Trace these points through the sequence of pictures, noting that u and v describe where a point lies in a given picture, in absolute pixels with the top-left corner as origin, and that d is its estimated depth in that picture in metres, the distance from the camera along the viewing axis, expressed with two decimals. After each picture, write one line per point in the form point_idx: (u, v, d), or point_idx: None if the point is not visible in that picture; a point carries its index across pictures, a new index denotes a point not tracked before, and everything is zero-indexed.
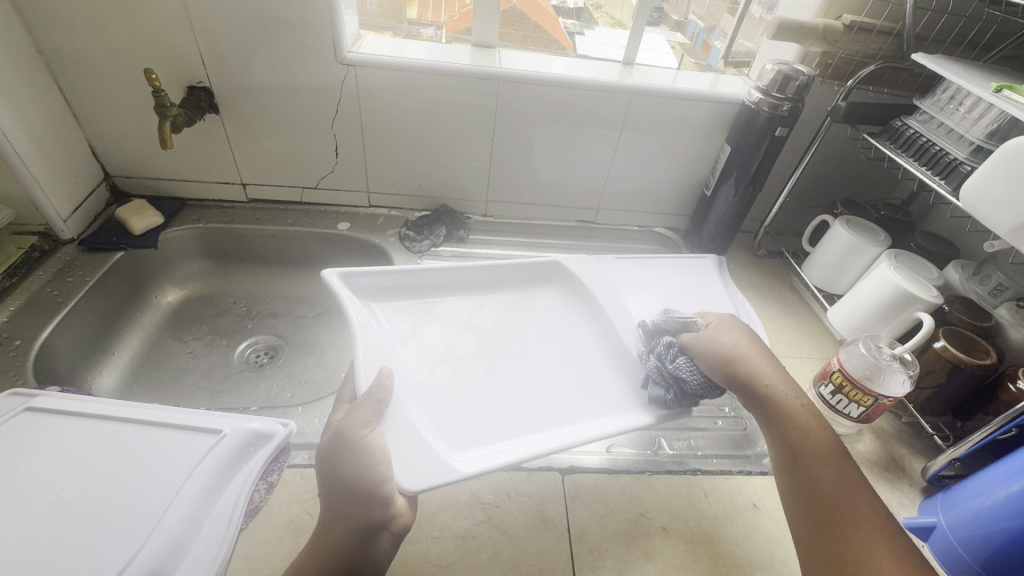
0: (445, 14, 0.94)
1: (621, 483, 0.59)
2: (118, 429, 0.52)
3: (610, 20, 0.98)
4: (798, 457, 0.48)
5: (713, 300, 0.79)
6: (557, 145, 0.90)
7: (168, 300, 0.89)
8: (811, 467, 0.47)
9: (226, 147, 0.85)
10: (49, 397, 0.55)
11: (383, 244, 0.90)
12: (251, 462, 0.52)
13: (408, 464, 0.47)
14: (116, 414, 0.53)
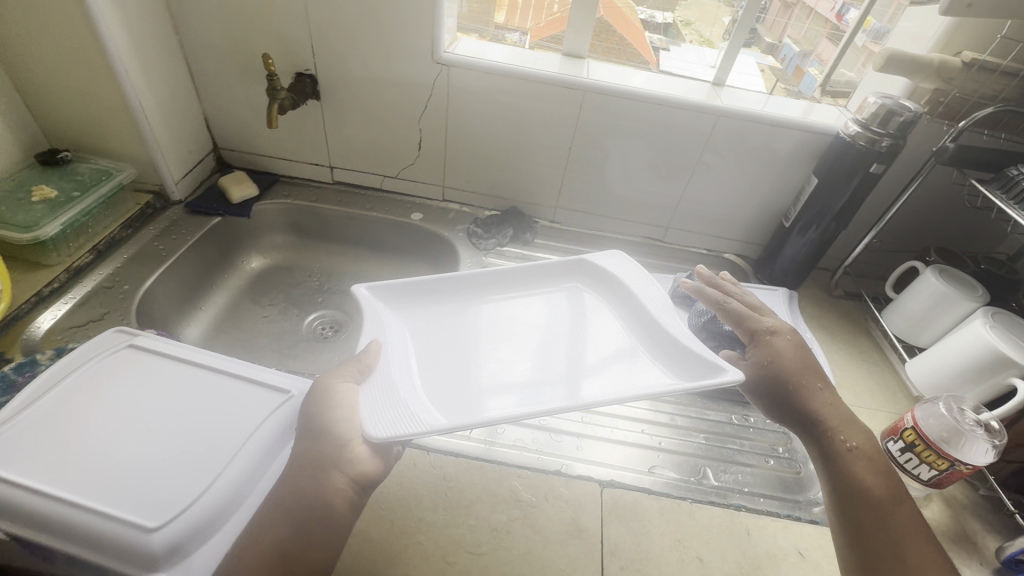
0: (530, 18, 0.91)
1: (659, 505, 0.58)
2: (201, 375, 0.57)
3: (698, 37, 0.93)
4: (846, 466, 0.53)
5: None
6: (635, 159, 0.89)
7: (252, 266, 0.96)
8: (858, 473, 0.52)
9: (321, 131, 0.92)
10: (147, 335, 0.61)
11: (452, 238, 0.93)
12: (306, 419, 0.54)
13: (375, 412, 0.48)
14: (201, 360, 0.59)
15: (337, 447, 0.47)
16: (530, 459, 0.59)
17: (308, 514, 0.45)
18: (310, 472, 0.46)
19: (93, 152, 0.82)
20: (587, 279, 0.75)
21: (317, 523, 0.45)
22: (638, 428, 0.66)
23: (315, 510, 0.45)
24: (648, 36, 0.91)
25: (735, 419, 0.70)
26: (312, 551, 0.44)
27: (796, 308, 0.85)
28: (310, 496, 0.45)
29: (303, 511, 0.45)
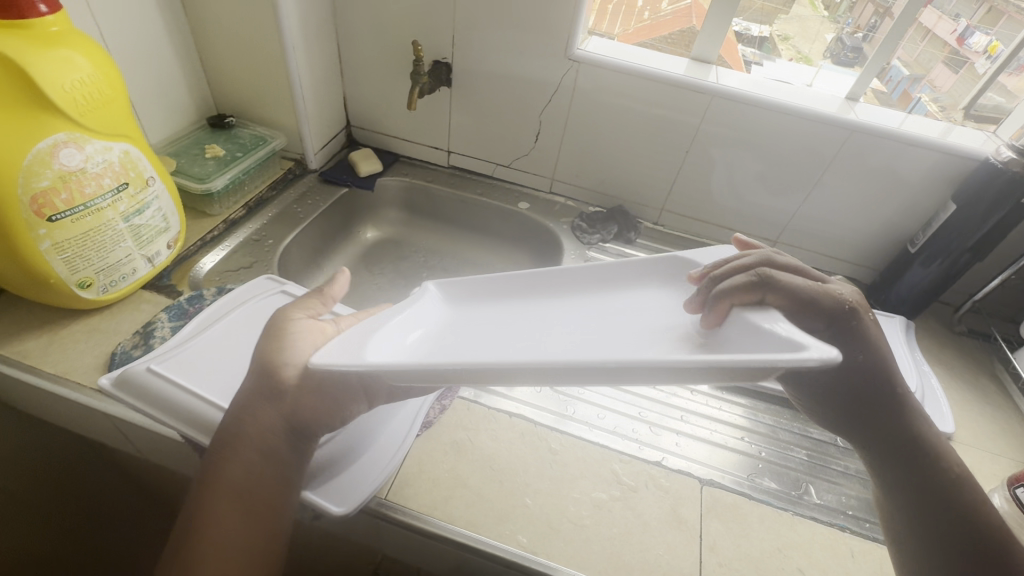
0: (619, 25, 0.91)
1: (759, 511, 0.58)
2: None
3: (795, 53, 0.90)
4: (926, 469, 0.48)
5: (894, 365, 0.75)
6: (752, 167, 0.88)
7: (367, 236, 1.04)
8: (938, 471, 0.48)
9: (446, 116, 0.97)
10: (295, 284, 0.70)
11: (556, 229, 0.96)
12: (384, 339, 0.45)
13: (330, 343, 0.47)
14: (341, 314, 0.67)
15: (272, 386, 0.48)
16: (630, 446, 0.61)
17: (255, 457, 0.45)
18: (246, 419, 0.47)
19: (252, 120, 0.92)
20: None
21: (268, 463, 0.46)
22: (736, 435, 0.67)
23: (264, 454, 0.46)
24: (741, 49, 0.89)
25: (840, 442, 0.68)
26: (267, 488, 0.45)
27: (913, 339, 0.81)
28: (256, 440, 0.46)
29: (249, 456, 0.45)
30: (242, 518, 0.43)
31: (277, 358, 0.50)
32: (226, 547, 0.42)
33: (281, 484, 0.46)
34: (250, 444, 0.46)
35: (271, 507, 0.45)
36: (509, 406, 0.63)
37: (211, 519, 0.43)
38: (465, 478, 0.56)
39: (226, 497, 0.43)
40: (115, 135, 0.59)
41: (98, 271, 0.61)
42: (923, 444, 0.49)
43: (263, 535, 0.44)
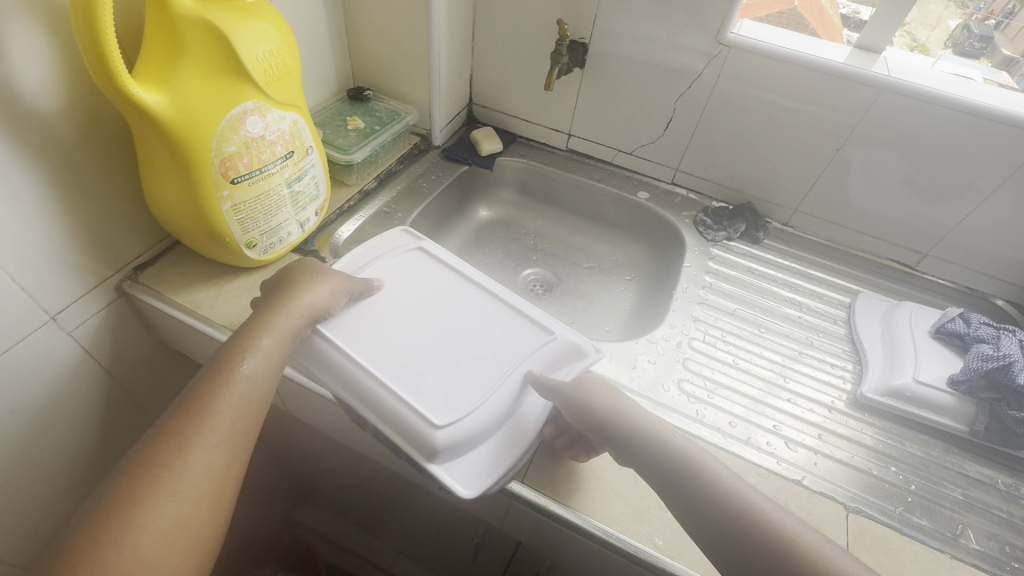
0: None
1: (911, 548, 0.54)
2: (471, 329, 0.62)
3: (908, 41, 0.81)
4: (678, 467, 0.47)
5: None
6: (911, 170, 0.80)
7: (480, 215, 1.05)
8: (688, 469, 0.46)
9: (573, 98, 0.95)
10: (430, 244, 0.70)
11: (678, 223, 0.93)
12: (444, 251, 0.70)
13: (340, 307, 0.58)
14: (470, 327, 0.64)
15: (269, 331, 0.50)
16: (769, 463, 0.59)
17: (240, 382, 0.46)
18: (244, 347, 0.48)
19: (386, 93, 0.94)
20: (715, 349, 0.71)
21: (237, 400, 0.45)
22: (881, 463, 0.62)
23: (232, 386, 0.45)
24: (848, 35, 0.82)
25: (1001, 485, 0.62)
26: (241, 414, 0.45)
27: None
28: (242, 369, 0.46)
29: (230, 381, 0.45)
30: (207, 434, 0.42)
31: (270, 303, 0.52)
32: (186, 458, 0.41)
33: (255, 417, 0.46)
34: (233, 367, 0.46)
35: (235, 434, 0.44)
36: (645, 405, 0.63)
37: (175, 425, 0.42)
38: (599, 471, 0.55)
39: (194, 412, 0.43)
40: (287, 104, 0.62)
41: (261, 233, 0.65)
42: (664, 452, 0.48)
43: (222, 457, 0.43)
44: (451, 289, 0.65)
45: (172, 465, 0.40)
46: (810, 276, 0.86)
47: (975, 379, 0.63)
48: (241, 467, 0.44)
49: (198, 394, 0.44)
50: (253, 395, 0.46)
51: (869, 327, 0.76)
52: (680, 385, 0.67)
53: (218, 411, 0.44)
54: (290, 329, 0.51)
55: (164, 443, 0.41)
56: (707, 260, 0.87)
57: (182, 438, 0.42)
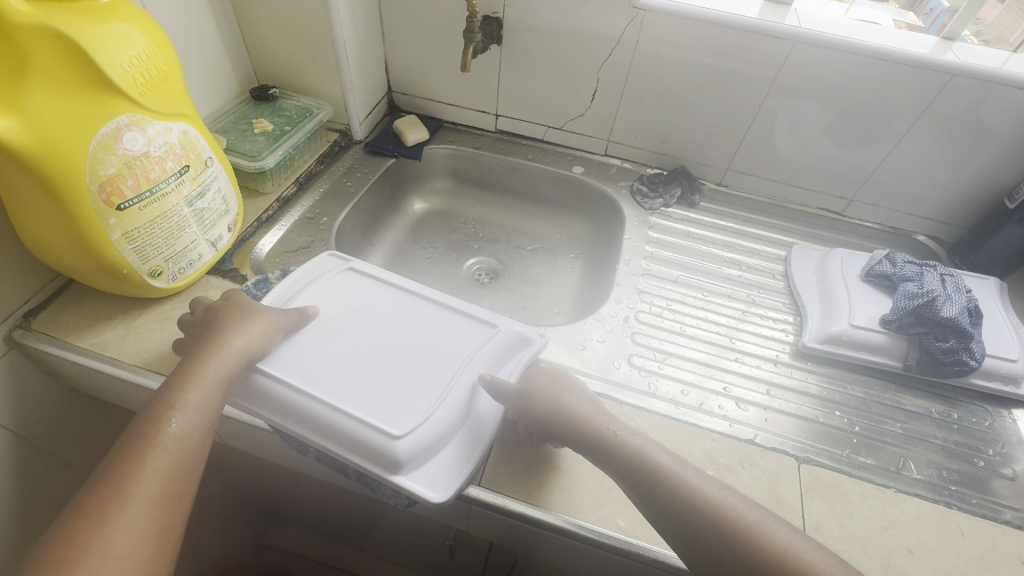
0: None
1: (861, 489, 0.55)
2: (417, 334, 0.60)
3: None
4: (653, 479, 0.46)
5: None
6: (831, 119, 0.81)
7: (415, 208, 1.01)
8: (665, 484, 0.45)
9: (495, 77, 0.92)
10: (361, 262, 0.66)
11: (614, 194, 0.92)
12: (378, 269, 0.65)
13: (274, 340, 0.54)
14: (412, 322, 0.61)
15: (196, 382, 0.45)
16: (722, 426, 0.60)
17: (167, 442, 0.42)
18: (169, 403, 0.44)
19: (295, 90, 0.87)
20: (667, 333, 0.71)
21: (163, 462, 0.41)
22: (825, 409, 0.64)
23: (157, 446, 0.41)
24: None
25: (935, 413, 0.65)
26: (170, 476, 0.41)
27: (1006, 301, 0.76)
28: (169, 428, 0.42)
29: (154, 444, 0.41)
30: (130, 505, 0.38)
31: (199, 351, 0.48)
32: (109, 534, 0.37)
33: (187, 477, 0.42)
34: (160, 427, 0.42)
35: (165, 499, 0.40)
36: (594, 386, 0.62)
37: (94, 499, 0.38)
38: (556, 462, 0.54)
39: (115, 482, 0.39)
40: (171, 115, 0.56)
41: (166, 259, 0.59)
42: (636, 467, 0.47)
43: (151, 527, 0.39)
44: (392, 302, 0.61)
45: (93, 544, 0.36)
46: (747, 233, 0.87)
47: (903, 317, 0.66)
48: (176, 533, 0.40)
49: (121, 461, 0.40)
50: (185, 455, 0.42)
51: (804, 277, 0.78)
52: (630, 361, 0.66)
53: (145, 477, 0.40)
54: (224, 378, 0.47)
55: (83, 521, 0.37)
56: (646, 229, 0.86)
57: (103, 514, 0.38)
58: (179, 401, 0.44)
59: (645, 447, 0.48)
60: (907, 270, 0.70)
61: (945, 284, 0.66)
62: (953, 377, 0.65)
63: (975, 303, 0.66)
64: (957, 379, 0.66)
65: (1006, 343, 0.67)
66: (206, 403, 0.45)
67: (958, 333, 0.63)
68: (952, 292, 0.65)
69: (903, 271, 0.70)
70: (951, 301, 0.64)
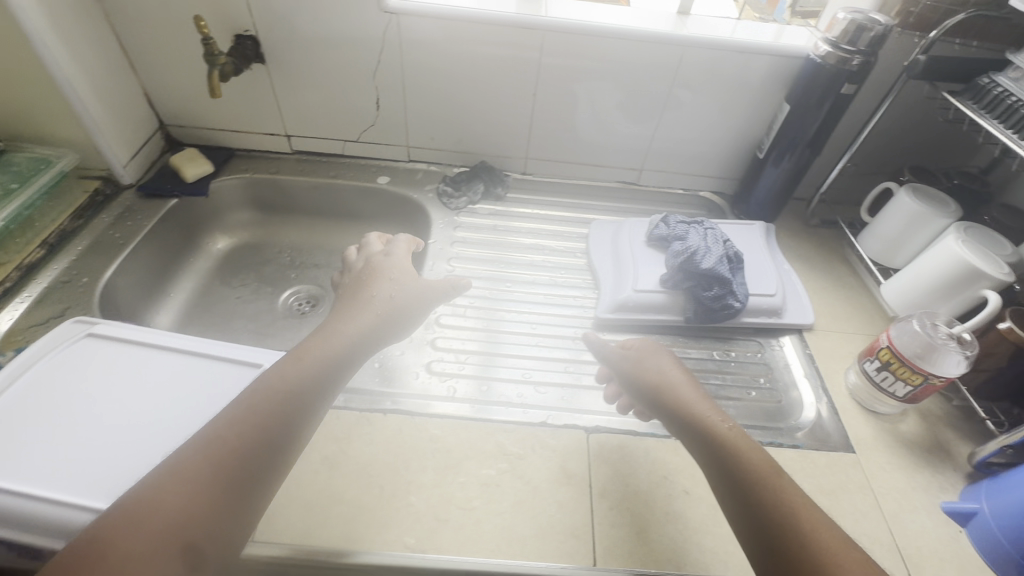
0: None
1: (645, 445, 0.59)
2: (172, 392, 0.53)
3: None
4: (731, 461, 0.47)
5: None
6: (603, 98, 0.85)
7: (219, 247, 0.93)
8: (737, 464, 0.46)
9: (271, 97, 0.86)
10: (105, 323, 0.57)
11: (421, 199, 0.91)
12: (125, 329, 0.57)
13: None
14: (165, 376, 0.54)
15: (320, 343, 0.52)
16: (517, 414, 0.60)
17: (275, 393, 0.46)
18: (296, 358, 0.49)
19: (30, 140, 0.77)
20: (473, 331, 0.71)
21: (261, 412, 0.44)
22: None
23: (262, 398, 0.45)
24: None
25: (716, 355, 0.71)
26: (258, 427, 0.44)
27: (773, 241, 0.84)
28: (281, 380, 0.47)
29: (259, 396, 0.45)
30: (224, 441, 0.42)
31: (341, 316, 0.56)
32: (185, 471, 0.40)
33: (279, 437, 0.44)
34: (273, 389, 0.46)
35: (250, 448, 0.43)
36: (387, 404, 0.60)
37: (204, 436, 0.42)
38: (341, 494, 0.52)
39: (225, 422, 0.43)
40: None
41: None
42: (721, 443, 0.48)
43: (227, 469, 0.41)
44: (140, 363, 0.53)
45: (182, 472, 0.40)
46: (551, 217, 0.90)
47: (675, 275, 0.70)
48: (248, 484, 0.42)
49: (230, 415, 0.44)
50: (289, 425, 0.45)
51: (599, 251, 0.82)
52: (430, 368, 0.65)
53: (242, 437, 0.43)
54: (345, 357, 0.52)
55: (169, 465, 0.40)
56: (451, 230, 0.86)
57: (194, 461, 0.40)
58: (301, 360, 0.49)
59: (712, 416, 0.51)
60: (680, 229, 0.75)
61: (706, 238, 0.72)
62: (726, 321, 0.71)
63: (732, 250, 0.73)
64: (730, 321, 0.72)
65: (764, 280, 0.75)
66: (321, 373, 0.49)
67: (720, 280, 0.69)
68: (711, 243, 0.71)
69: (675, 231, 0.75)
70: (709, 253, 0.70)
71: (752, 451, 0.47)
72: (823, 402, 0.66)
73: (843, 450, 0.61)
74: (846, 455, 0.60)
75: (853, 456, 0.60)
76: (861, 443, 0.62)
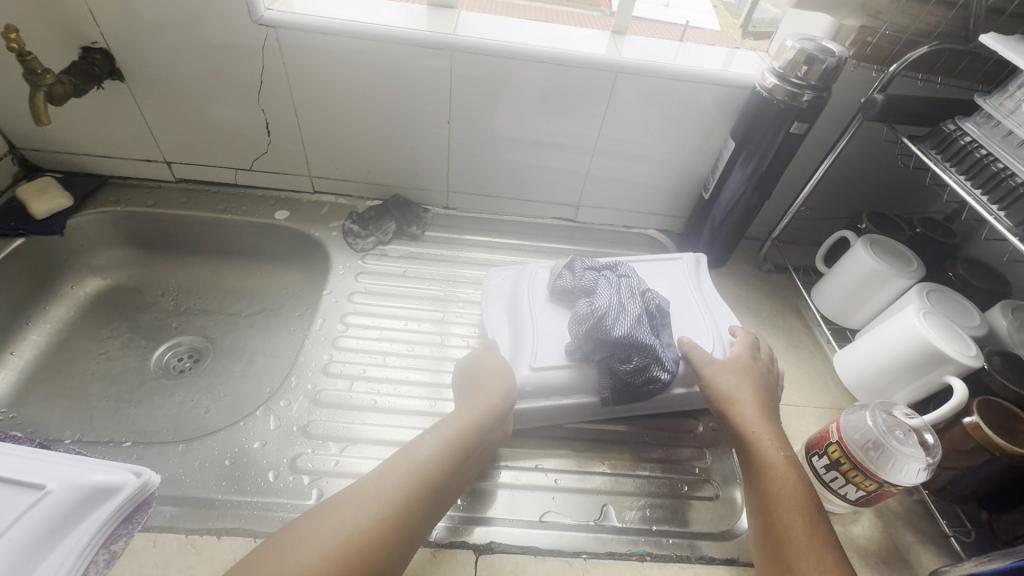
0: None
1: (546, 568, 0.48)
2: None
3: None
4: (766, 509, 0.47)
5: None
6: (531, 127, 0.75)
7: (86, 291, 0.79)
8: (775, 492, 0.47)
9: (139, 119, 0.73)
10: None
11: (323, 239, 0.79)
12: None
13: None
14: None
15: (458, 416, 0.51)
16: None
17: (417, 459, 0.46)
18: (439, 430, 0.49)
19: None
20: (359, 410, 0.59)
21: (403, 476, 0.45)
22: (530, 466, 0.56)
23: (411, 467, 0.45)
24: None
25: (646, 438, 0.60)
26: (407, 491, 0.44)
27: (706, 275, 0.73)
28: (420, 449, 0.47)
29: (404, 460, 0.46)
30: (365, 499, 0.42)
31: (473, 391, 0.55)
32: (339, 516, 0.41)
33: (417, 509, 0.44)
34: (429, 465, 0.46)
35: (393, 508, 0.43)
36: (227, 520, 0.48)
37: (370, 491, 0.43)
38: None
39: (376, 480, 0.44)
40: None
41: None
42: (760, 466, 0.49)
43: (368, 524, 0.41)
44: None
45: (336, 521, 0.41)
46: (473, 261, 0.80)
47: (582, 345, 0.56)
48: (388, 549, 0.41)
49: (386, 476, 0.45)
50: (438, 500, 0.45)
51: (495, 297, 0.68)
52: (295, 465, 0.53)
53: (397, 513, 0.42)
54: (475, 425, 0.50)
55: (324, 516, 0.41)
56: (353, 277, 0.74)
57: (364, 527, 0.41)
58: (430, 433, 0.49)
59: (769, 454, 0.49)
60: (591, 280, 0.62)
61: (619, 294, 0.58)
62: (652, 395, 0.57)
63: (655, 305, 0.59)
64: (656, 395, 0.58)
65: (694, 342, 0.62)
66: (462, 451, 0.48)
67: (640, 349, 0.54)
68: (626, 301, 0.57)
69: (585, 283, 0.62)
70: (624, 316, 0.55)
71: (788, 481, 0.47)
72: None
73: None
74: None
75: None
76: None
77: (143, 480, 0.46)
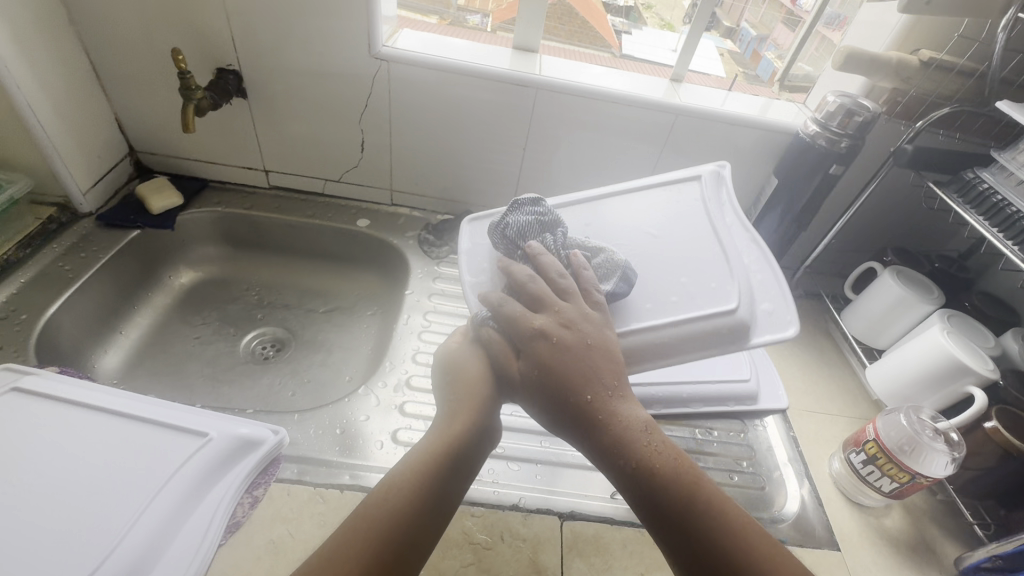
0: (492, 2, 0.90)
1: (622, 536, 0.55)
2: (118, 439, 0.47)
3: (659, 21, 0.93)
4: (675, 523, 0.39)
5: (627, 229, 0.61)
6: (593, 156, 0.84)
7: (181, 281, 0.88)
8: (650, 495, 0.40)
9: (251, 132, 0.83)
10: (49, 379, 0.52)
11: (401, 246, 0.88)
12: (56, 383, 0.51)
13: None
14: (122, 410, 0.50)
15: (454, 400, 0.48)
16: (486, 495, 0.56)
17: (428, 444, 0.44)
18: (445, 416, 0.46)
19: None
20: None
21: (421, 459, 0.42)
22: None
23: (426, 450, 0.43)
24: (610, 19, 0.90)
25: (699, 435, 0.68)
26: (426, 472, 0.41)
27: None
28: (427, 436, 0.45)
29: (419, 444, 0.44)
30: (392, 482, 0.40)
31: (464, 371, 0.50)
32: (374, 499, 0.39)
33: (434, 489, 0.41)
34: (440, 447, 0.43)
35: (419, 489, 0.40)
36: (345, 478, 0.55)
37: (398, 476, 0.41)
38: None
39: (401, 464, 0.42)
40: None
41: None
42: (648, 476, 0.41)
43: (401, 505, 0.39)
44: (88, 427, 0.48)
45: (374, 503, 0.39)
46: None
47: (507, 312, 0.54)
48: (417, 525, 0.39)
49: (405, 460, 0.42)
50: (456, 480, 0.43)
51: (474, 256, 0.59)
52: (396, 437, 0.60)
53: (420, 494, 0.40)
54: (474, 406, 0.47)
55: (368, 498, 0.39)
56: (430, 280, 0.83)
57: (397, 509, 0.39)
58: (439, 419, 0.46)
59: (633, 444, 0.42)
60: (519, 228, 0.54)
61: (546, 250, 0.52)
62: None
63: (623, 264, 0.52)
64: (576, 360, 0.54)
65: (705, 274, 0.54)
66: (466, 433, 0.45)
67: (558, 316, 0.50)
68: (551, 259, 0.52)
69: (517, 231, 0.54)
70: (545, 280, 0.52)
71: (696, 493, 0.40)
72: (806, 489, 0.63)
73: (828, 547, 0.58)
74: (830, 552, 0.57)
75: (838, 553, 0.58)
76: (845, 538, 0.59)
77: (279, 437, 0.52)
